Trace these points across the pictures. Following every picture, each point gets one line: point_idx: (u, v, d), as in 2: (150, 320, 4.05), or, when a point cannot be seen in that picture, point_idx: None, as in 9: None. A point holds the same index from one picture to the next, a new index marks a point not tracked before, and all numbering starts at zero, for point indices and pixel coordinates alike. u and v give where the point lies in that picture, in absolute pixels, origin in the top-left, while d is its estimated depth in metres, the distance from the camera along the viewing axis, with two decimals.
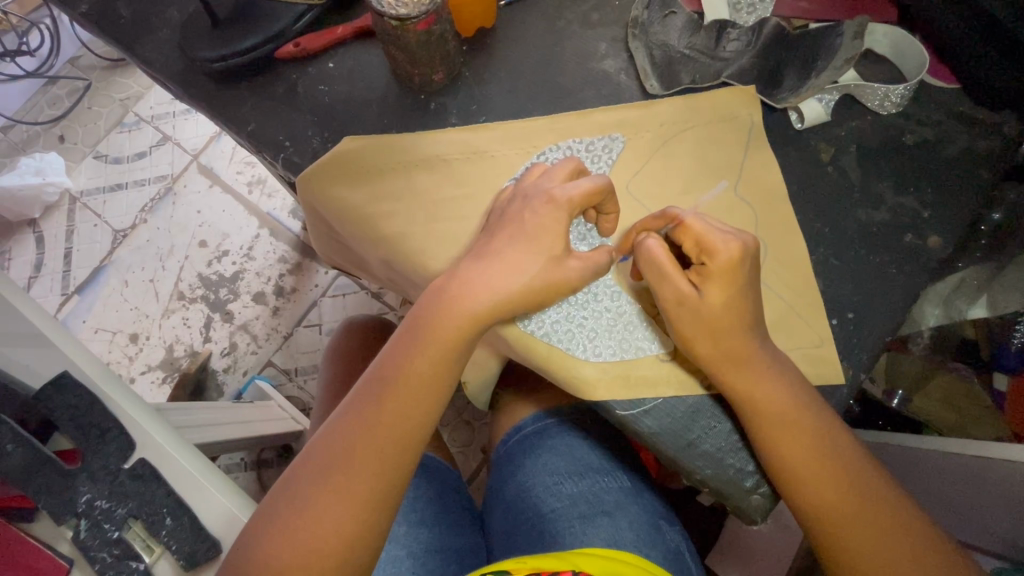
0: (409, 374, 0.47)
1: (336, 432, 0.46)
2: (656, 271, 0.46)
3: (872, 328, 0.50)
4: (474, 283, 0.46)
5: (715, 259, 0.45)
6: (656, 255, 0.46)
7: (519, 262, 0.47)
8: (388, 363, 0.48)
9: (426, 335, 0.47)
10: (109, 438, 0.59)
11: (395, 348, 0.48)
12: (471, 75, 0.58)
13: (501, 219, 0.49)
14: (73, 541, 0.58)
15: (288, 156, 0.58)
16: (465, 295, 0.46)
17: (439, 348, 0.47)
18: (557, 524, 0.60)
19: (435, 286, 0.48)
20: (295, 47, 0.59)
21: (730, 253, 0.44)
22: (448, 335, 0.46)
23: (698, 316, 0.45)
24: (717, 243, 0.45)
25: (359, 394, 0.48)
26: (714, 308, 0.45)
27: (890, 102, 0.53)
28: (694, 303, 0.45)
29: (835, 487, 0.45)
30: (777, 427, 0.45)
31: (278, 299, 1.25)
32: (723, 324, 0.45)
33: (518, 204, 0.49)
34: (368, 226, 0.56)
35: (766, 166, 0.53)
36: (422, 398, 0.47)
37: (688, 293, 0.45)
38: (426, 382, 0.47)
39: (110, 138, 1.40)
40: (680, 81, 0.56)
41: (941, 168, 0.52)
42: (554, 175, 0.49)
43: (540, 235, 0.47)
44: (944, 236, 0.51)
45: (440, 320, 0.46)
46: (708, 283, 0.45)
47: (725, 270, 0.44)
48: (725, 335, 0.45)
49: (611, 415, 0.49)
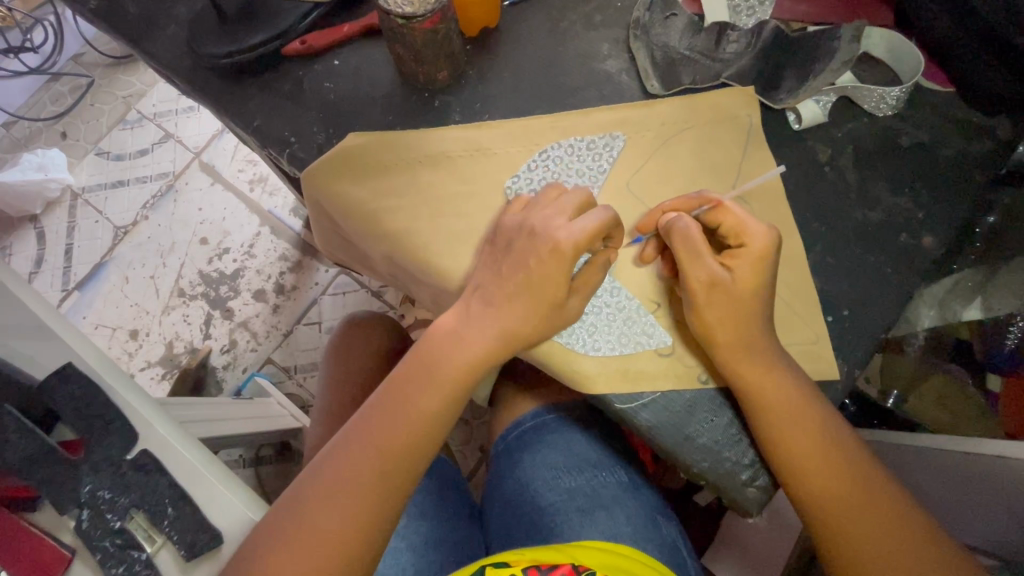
0: (415, 409, 0.48)
1: (343, 452, 0.48)
2: (689, 250, 0.47)
3: (868, 325, 0.51)
4: (481, 321, 0.48)
5: (750, 244, 0.47)
6: (691, 234, 0.47)
7: (519, 310, 0.48)
8: (394, 397, 0.49)
9: (434, 374, 0.49)
10: (113, 429, 0.60)
11: (401, 384, 0.49)
12: (475, 74, 0.59)
13: (507, 249, 0.49)
14: (76, 530, 0.59)
15: (293, 151, 0.59)
16: (473, 335, 0.48)
17: (450, 378, 0.48)
18: (556, 517, 0.61)
19: (442, 325, 0.50)
20: (301, 45, 0.60)
21: (764, 238, 0.46)
22: (456, 374, 0.48)
23: (731, 297, 0.46)
24: (752, 228, 0.47)
25: (362, 424, 0.49)
26: (744, 291, 0.46)
27: (886, 104, 0.54)
28: (726, 284, 0.46)
29: (834, 478, 0.46)
30: (778, 416, 0.46)
31: (278, 296, 1.25)
32: (749, 307, 0.46)
33: (523, 242, 0.48)
34: (371, 221, 0.56)
35: (764, 166, 0.54)
36: (426, 433, 0.48)
37: (720, 274, 0.47)
38: (431, 418, 0.48)
39: (113, 135, 1.41)
40: (681, 81, 0.57)
41: (936, 170, 0.53)
42: (566, 206, 0.48)
43: (541, 283, 0.47)
44: (939, 236, 0.52)
45: (449, 359, 0.48)
46: (740, 264, 0.47)
47: (759, 252, 0.46)
48: (747, 319, 0.46)
49: (609, 409, 0.49)
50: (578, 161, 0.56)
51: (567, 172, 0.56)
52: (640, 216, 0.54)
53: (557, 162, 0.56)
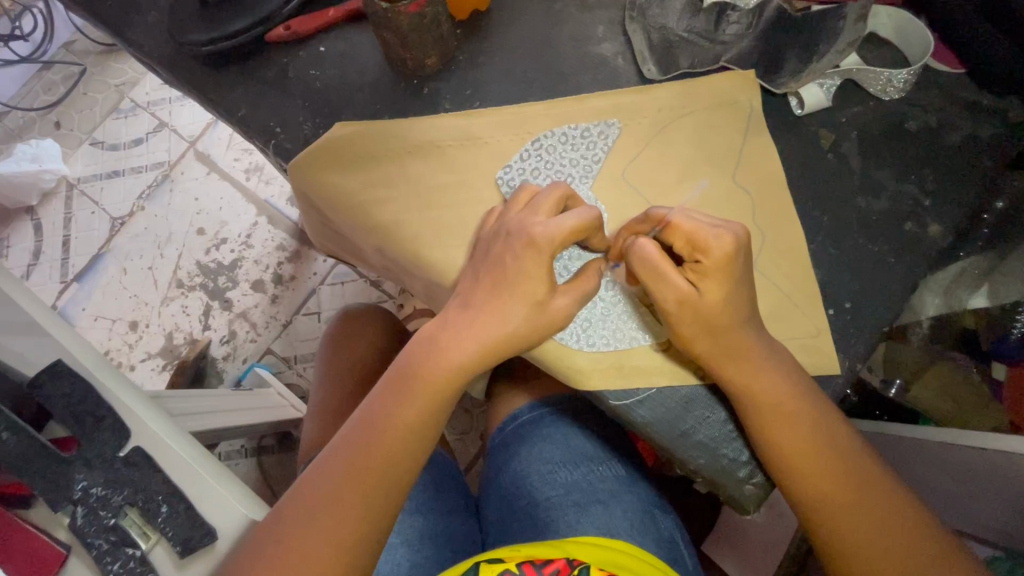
0: (398, 421, 0.47)
1: (325, 473, 0.46)
2: (652, 271, 0.44)
3: (869, 318, 0.49)
4: (462, 328, 0.46)
5: (709, 255, 0.42)
6: (650, 256, 0.44)
7: (501, 317, 0.46)
8: (376, 410, 0.48)
9: (414, 390, 0.47)
10: (104, 425, 0.60)
11: (383, 398, 0.48)
12: (466, 59, 0.57)
13: (487, 254, 0.47)
14: (73, 528, 0.58)
15: (279, 142, 0.57)
16: (453, 343, 0.46)
17: (429, 393, 0.47)
18: (550, 513, 0.61)
19: (423, 335, 0.48)
20: (285, 30, 0.58)
21: (724, 246, 0.42)
22: (437, 385, 0.47)
23: (700, 314, 0.43)
24: (709, 238, 0.42)
25: (346, 439, 0.48)
26: (713, 305, 0.43)
27: (893, 88, 0.51)
28: (693, 301, 0.43)
29: (830, 479, 0.44)
30: (771, 417, 0.44)
31: (277, 287, 1.24)
32: (722, 321, 0.43)
33: (499, 245, 0.47)
34: (361, 213, 0.55)
35: (766, 153, 0.52)
36: (409, 447, 0.47)
37: (686, 292, 0.43)
38: (413, 431, 0.47)
39: (107, 124, 1.39)
40: (679, 65, 0.55)
41: (943, 155, 0.51)
42: (539, 206, 0.47)
43: (519, 279, 0.45)
44: (945, 224, 0.50)
45: (429, 369, 0.47)
46: (705, 279, 0.43)
47: (721, 265, 0.42)
48: (723, 332, 0.43)
49: (604, 405, 0.48)
50: (573, 150, 0.54)
51: (561, 161, 0.54)
52: (635, 208, 0.53)
53: (550, 151, 0.54)
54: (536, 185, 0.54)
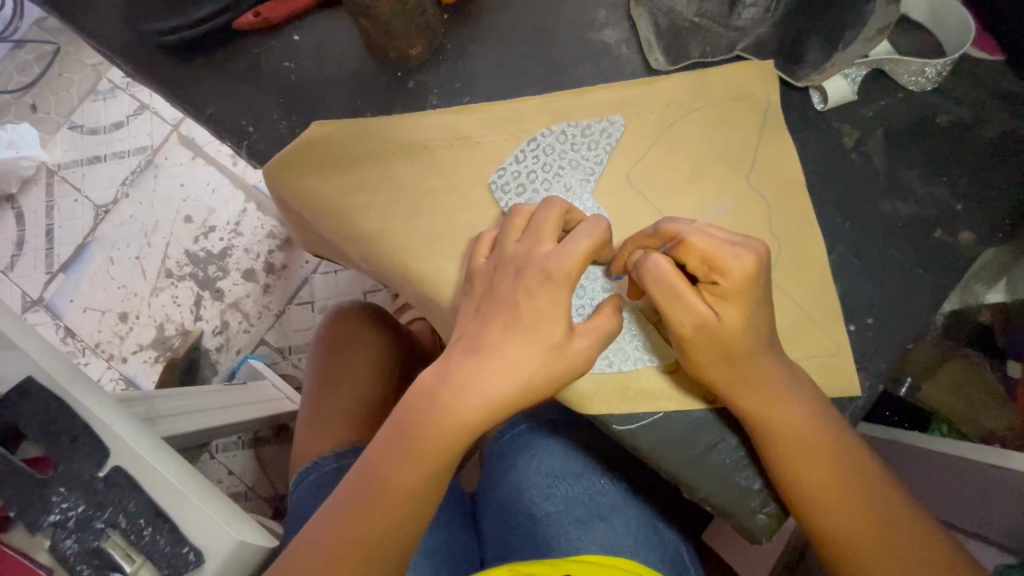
0: (393, 481, 0.44)
1: (323, 531, 0.44)
2: (666, 291, 0.40)
3: (893, 333, 0.46)
4: (466, 384, 0.42)
5: (727, 277, 0.39)
6: (665, 276, 0.40)
7: (504, 363, 0.42)
8: (369, 468, 0.44)
9: (410, 443, 0.43)
10: (81, 444, 0.57)
11: (379, 454, 0.44)
12: (454, 48, 0.52)
13: (490, 288, 0.44)
14: (52, 550, 0.56)
15: (252, 143, 0.52)
16: (457, 401, 0.42)
17: (426, 448, 0.43)
18: (551, 529, 0.59)
19: (422, 388, 0.44)
20: (255, 17, 0.52)
21: (744, 267, 0.38)
22: (440, 446, 0.43)
23: (718, 341, 0.40)
24: (727, 259, 0.39)
25: (342, 500, 0.45)
26: (733, 330, 0.39)
27: (923, 78, 0.47)
28: (711, 326, 0.39)
29: (856, 514, 0.41)
30: (794, 455, 0.41)
31: (268, 276, 1.20)
32: (743, 347, 0.40)
33: (508, 281, 0.43)
34: (345, 218, 0.50)
35: (783, 151, 0.48)
36: (408, 503, 0.44)
37: (704, 317, 0.39)
38: (413, 494, 0.44)
39: (85, 107, 1.32)
40: (688, 55, 0.50)
41: (978, 154, 0.47)
42: (540, 231, 0.43)
43: (537, 322, 0.42)
44: (977, 230, 0.46)
45: (430, 429, 0.43)
46: (724, 303, 0.39)
47: (741, 287, 0.39)
48: (741, 359, 0.40)
49: (607, 430, 0.45)
50: (574, 150, 0.49)
51: (561, 162, 0.49)
52: (642, 214, 0.48)
53: (548, 152, 0.49)
54: (533, 190, 0.49)
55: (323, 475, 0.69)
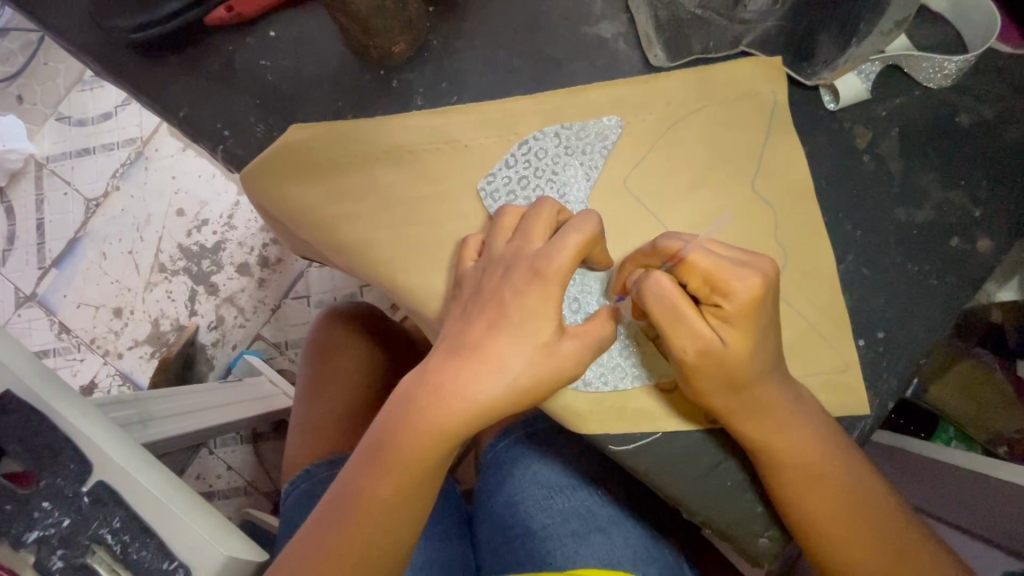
0: (373, 504, 0.41)
1: (302, 553, 0.42)
2: (670, 312, 0.37)
3: (904, 347, 0.44)
4: (443, 389, 0.39)
5: (732, 299, 0.36)
6: (667, 296, 0.37)
7: (489, 379, 0.39)
8: (348, 489, 0.42)
9: (389, 466, 0.41)
10: (64, 459, 0.55)
11: (357, 466, 0.42)
12: (441, 43, 0.49)
13: (478, 291, 0.41)
14: (37, 566, 0.55)
15: (229, 147, 0.50)
16: (433, 407, 0.39)
17: (407, 470, 0.41)
18: (547, 543, 0.57)
19: (399, 394, 0.41)
20: (227, 12, 0.49)
21: (750, 289, 0.36)
22: (417, 456, 0.40)
23: (722, 366, 0.38)
24: (732, 280, 0.36)
25: (321, 513, 0.43)
26: (738, 354, 0.37)
27: (942, 74, 0.43)
28: (714, 350, 0.37)
29: (859, 539, 0.41)
30: (794, 480, 0.40)
31: (262, 271, 1.18)
32: (747, 373, 0.38)
33: (495, 280, 0.41)
34: (328, 226, 0.47)
35: (790, 155, 0.45)
36: (391, 524, 0.42)
37: (707, 341, 0.37)
38: (393, 507, 0.41)
39: (72, 97, 1.28)
40: (691, 50, 0.46)
41: (999, 156, 0.44)
42: (530, 231, 0.41)
43: (525, 320, 0.39)
44: (995, 238, 0.44)
45: (407, 438, 0.40)
46: (728, 326, 0.37)
47: (746, 310, 0.36)
48: (744, 388, 0.39)
49: (603, 451, 0.43)
50: (567, 154, 0.46)
51: (554, 166, 0.47)
52: (641, 222, 0.46)
53: (541, 156, 0.47)
54: (524, 197, 0.47)
55: (315, 484, 0.68)
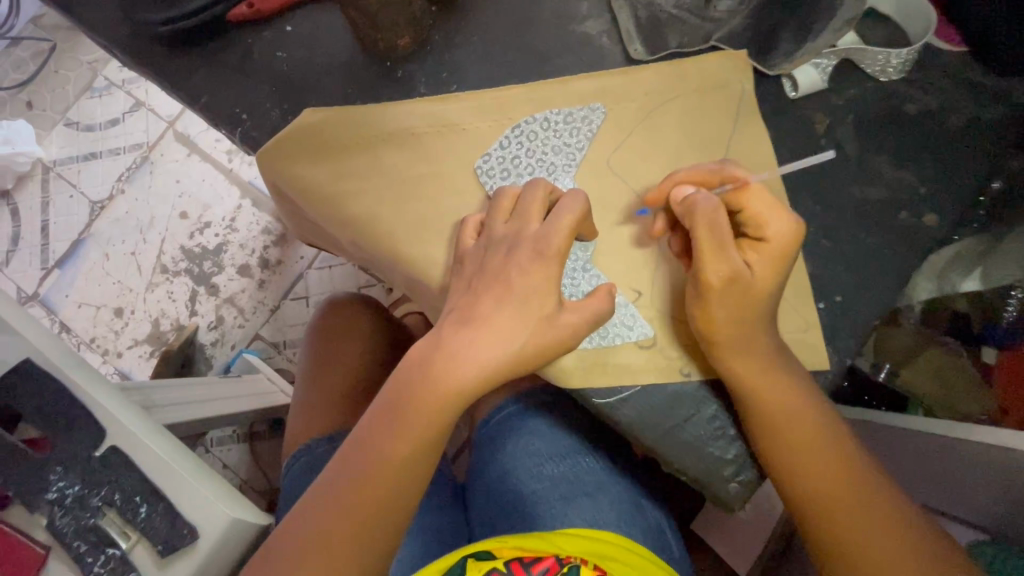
0: (390, 455, 0.44)
1: (319, 504, 0.44)
2: (716, 239, 0.43)
3: (860, 311, 0.48)
4: (458, 353, 0.43)
5: (769, 239, 0.44)
6: (718, 223, 0.43)
7: (502, 337, 0.43)
8: (364, 443, 0.45)
9: (407, 415, 0.44)
10: (77, 425, 0.58)
11: (375, 422, 0.45)
12: (441, 39, 0.54)
13: (480, 269, 0.45)
14: (49, 527, 0.57)
15: (246, 130, 0.54)
16: (449, 364, 0.43)
17: (422, 421, 0.44)
18: (536, 507, 0.60)
19: (415, 357, 0.45)
20: (248, 8, 0.54)
21: (782, 233, 0.43)
22: (432, 407, 0.44)
23: (750, 291, 0.43)
24: (770, 222, 0.43)
25: (339, 468, 0.45)
26: (766, 286, 0.44)
27: (890, 68, 0.49)
28: (748, 277, 0.43)
29: (827, 481, 0.44)
30: (767, 426, 0.45)
31: (263, 272, 1.21)
32: (769, 305, 0.44)
33: (499, 259, 0.45)
34: (333, 207, 0.52)
35: (755, 143, 0.50)
36: (405, 475, 0.44)
37: (742, 267, 0.43)
38: (407, 465, 0.44)
39: (80, 104, 1.33)
40: (667, 45, 0.52)
41: (944, 141, 0.49)
42: (527, 212, 0.45)
43: (528, 296, 0.44)
44: (941, 214, 0.49)
45: (427, 390, 0.44)
46: (763, 259, 0.44)
47: (779, 247, 0.43)
48: (761, 317, 0.44)
49: (588, 403, 0.47)
50: (556, 137, 0.51)
51: (544, 150, 0.51)
52: (624, 199, 0.50)
53: (532, 137, 0.51)
54: (517, 175, 0.51)
55: (317, 456, 0.71)
